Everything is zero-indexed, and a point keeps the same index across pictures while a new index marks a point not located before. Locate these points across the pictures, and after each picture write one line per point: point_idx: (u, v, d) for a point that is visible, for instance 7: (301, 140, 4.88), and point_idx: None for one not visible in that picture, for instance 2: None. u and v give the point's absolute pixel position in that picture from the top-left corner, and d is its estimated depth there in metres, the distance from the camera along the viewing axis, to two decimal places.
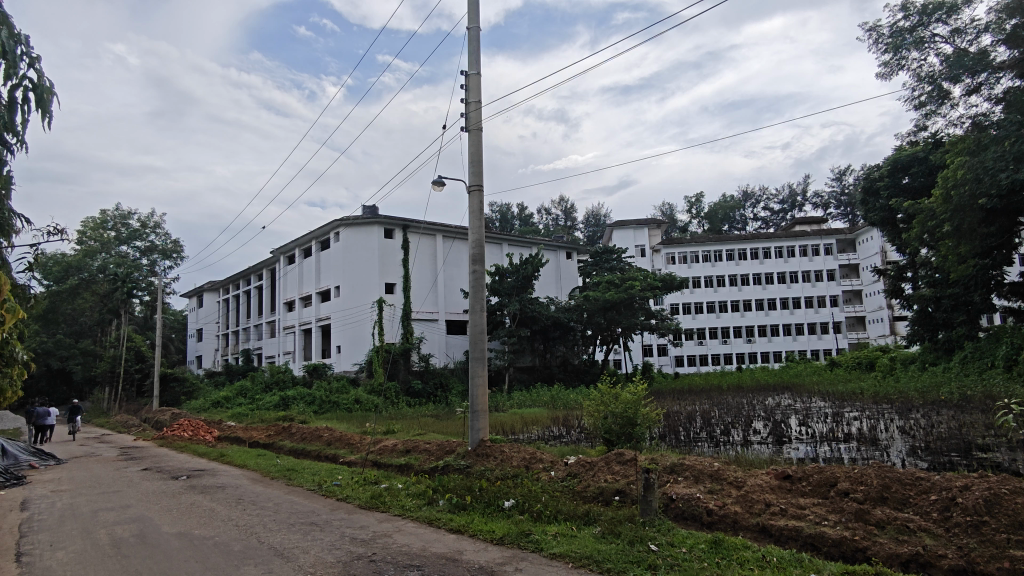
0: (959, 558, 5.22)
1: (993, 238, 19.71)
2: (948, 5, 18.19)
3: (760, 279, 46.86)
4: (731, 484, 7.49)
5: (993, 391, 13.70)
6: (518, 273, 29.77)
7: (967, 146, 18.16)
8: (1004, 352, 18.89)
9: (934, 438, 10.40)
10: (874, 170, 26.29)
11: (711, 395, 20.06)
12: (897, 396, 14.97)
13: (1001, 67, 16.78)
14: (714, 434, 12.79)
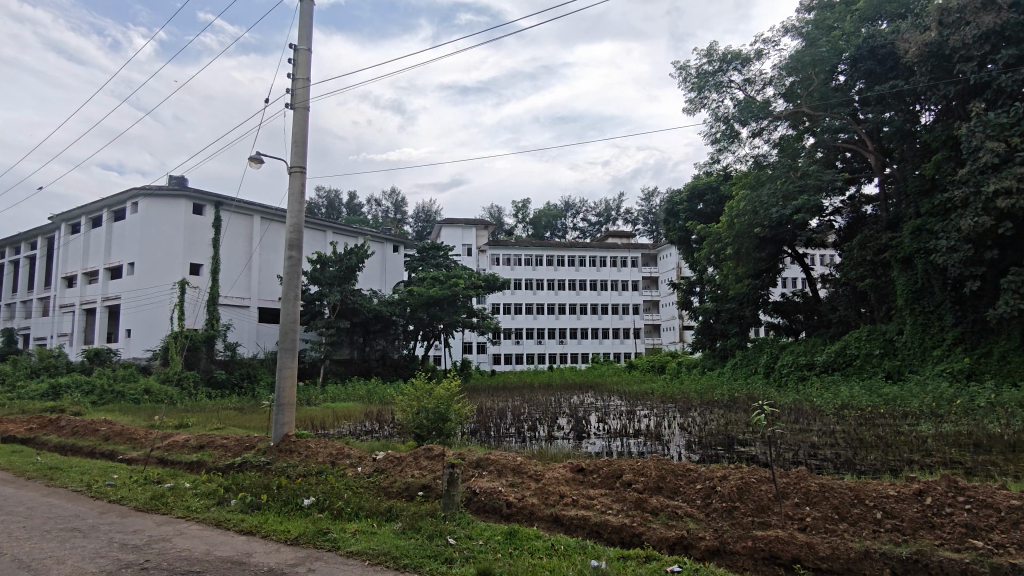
0: (714, 539, 5.93)
1: (763, 262, 22.94)
2: (743, 57, 20.77)
3: (575, 285, 49.90)
4: (530, 477, 7.93)
5: (755, 394, 15.90)
6: (342, 263, 28.94)
7: (749, 181, 20.89)
8: (765, 360, 22.03)
9: (705, 435, 11.83)
10: (676, 194, 29.29)
11: (523, 392, 20.95)
12: (680, 396, 16.77)
13: (779, 117, 19.56)
14: (522, 430, 13.37)
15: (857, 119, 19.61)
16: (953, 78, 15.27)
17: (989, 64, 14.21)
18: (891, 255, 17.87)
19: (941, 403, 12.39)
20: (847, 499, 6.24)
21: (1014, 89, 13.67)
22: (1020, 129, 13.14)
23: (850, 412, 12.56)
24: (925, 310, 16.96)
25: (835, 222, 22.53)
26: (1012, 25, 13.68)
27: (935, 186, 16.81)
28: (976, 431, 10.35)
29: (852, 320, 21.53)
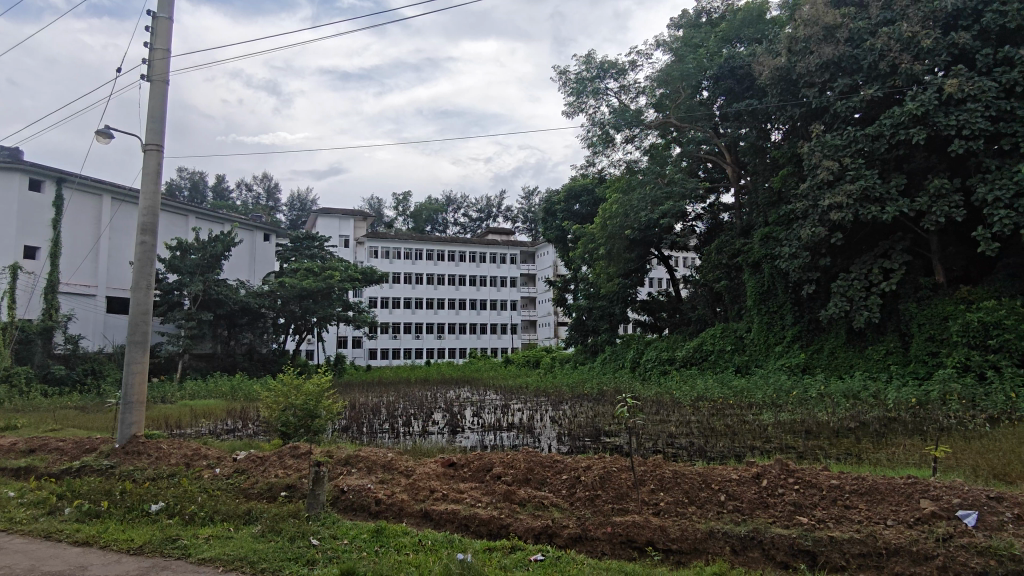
0: (576, 527, 6.20)
1: (632, 263, 24.20)
2: (619, 67, 21.76)
3: (454, 280, 49.90)
4: (401, 473, 7.86)
5: (622, 387, 16.77)
6: (205, 251, 27.06)
7: (621, 185, 21.89)
8: (632, 355, 23.24)
9: (574, 427, 12.29)
10: (553, 194, 30.17)
11: (399, 387, 20.72)
12: (553, 390, 17.31)
13: (649, 126, 20.72)
14: (395, 426, 13.18)
15: (717, 132, 21.17)
16: (798, 100, 16.89)
17: (827, 91, 15.85)
18: (743, 259, 19.51)
19: (780, 394, 13.71)
20: (696, 484, 6.77)
21: (847, 115, 15.34)
22: (851, 152, 14.79)
23: (704, 403, 13.59)
24: (770, 310, 18.65)
25: (697, 227, 24.22)
26: (847, 58, 15.36)
27: (781, 199, 18.54)
28: (807, 419, 11.56)
29: (708, 318, 23.29)
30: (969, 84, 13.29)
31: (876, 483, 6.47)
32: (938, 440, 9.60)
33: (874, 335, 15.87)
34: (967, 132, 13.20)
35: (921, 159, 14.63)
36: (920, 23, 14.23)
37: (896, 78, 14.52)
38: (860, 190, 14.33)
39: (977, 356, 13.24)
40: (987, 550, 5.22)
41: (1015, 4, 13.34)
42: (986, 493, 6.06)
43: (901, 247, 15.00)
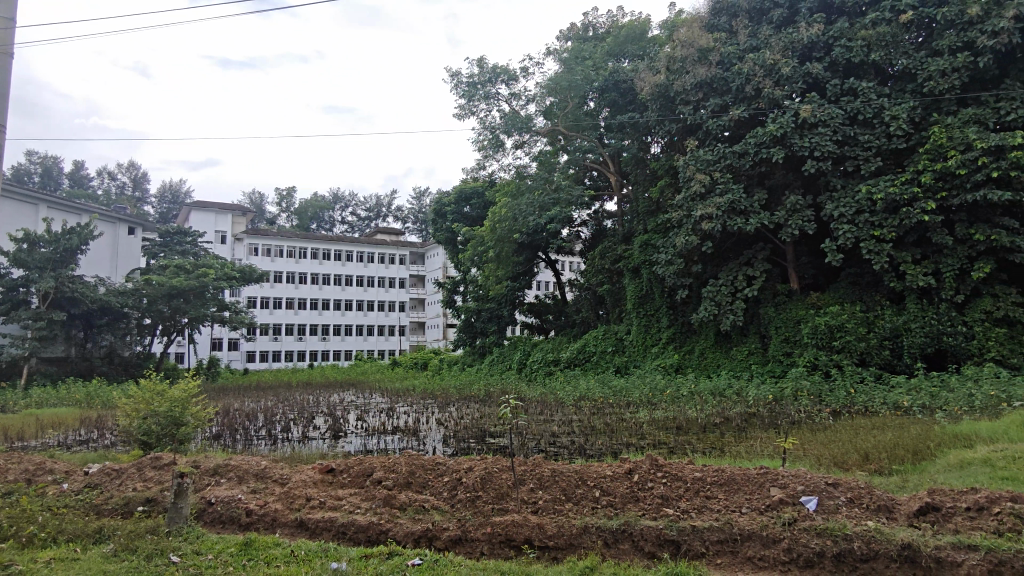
0: (457, 529, 6.24)
1: (520, 266, 24.62)
2: (510, 73, 22.11)
3: (340, 280, 48.45)
4: (276, 481, 7.54)
5: (508, 388, 17.04)
6: (57, 245, 24.49)
7: (511, 189, 22.26)
8: (518, 356, 23.61)
9: (459, 429, 12.31)
10: (444, 195, 30.09)
11: (278, 392, 19.81)
12: (439, 392, 17.24)
13: (538, 132, 21.23)
14: (272, 432, 12.59)
15: (602, 142, 22.05)
16: (675, 116, 17.95)
17: (701, 109, 16.98)
18: (625, 265, 20.44)
19: (655, 393, 14.49)
20: (573, 481, 7.02)
21: (718, 133, 16.51)
22: (720, 167, 15.93)
23: (585, 403, 14.10)
24: (647, 313, 19.66)
25: (582, 233, 25.08)
26: (718, 79, 16.56)
27: (659, 208, 19.61)
28: (678, 416, 12.30)
29: (592, 321, 24.18)
30: (820, 111, 14.75)
31: (733, 474, 7.01)
32: (789, 433, 10.55)
33: (738, 336, 17.16)
34: (818, 154, 14.65)
35: (780, 177, 16.03)
36: (780, 52, 15.62)
37: (759, 100, 15.83)
38: (728, 203, 15.46)
39: (824, 357, 14.68)
40: (824, 531, 5.78)
41: (858, 41, 14.98)
42: (824, 479, 6.73)
43: (762, 256, 16.35)
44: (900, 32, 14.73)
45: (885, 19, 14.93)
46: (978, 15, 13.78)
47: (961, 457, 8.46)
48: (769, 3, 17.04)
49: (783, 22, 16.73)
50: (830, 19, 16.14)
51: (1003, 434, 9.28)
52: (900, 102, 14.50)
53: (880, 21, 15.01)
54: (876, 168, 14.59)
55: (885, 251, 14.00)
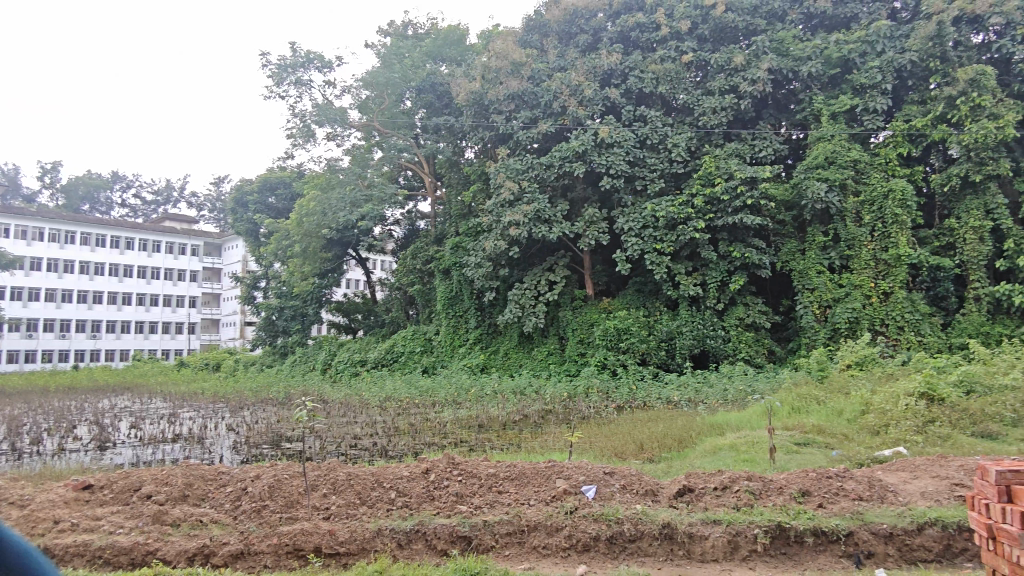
0: (238, 543, 5.82)
1: (329, 263, 23.66)
2: (325, 60, 21.22)
3: (118, 271, 42.75)
4: (14, 504, 6.43)
5: (309, 389, 16.27)
6: None
7: (320, 183, 21.41)
8: (323, 357, 22.60)
9: (252, 435, 11.47)
10: (245, 183, 27.93)
11: (28, 399, 16.86)
12: (232, 396, 15.91)
13: (352, 126, 20.65)
14: (15, 445, 10.69)
15: (417, 143, 22.09)
16: (488, 124, 18.52)
17: (512, 120, 17.73)
18: (436, 266, 20.66)
19: (460, 392, 14.79)
20: (369, 483, 6.91)
21: (527, 144, 17.35)
22: (528, 176, 16.75)
23: (391, 403, 13.96)
24: (456, 314, 20.00)
25: (394, 232, 24.87)
26: (528, 93, 17.45)
27: (471, 212, 20.13)
28: (481, 414, 12.61)
29: (402, 321, 24.08)
30: (616, 133, 16.21)
31: (523, 468, 7.40)
32: (578, 428, 11.45)
33: (539, 337, 18.17)
34: (613, 171, 16.05)
35: (580, 190, 17.27)
36: (584, 74, 16.89)
37: (565, 117, 16.94)
38: (534, 211, 16.31)
39: (612, 357, 16.08)
40: (600, 516, 6.32)
41: (649, 74, 16.74)
42: (602, 469, 7.38)
43: (563, 263, 17.53)
44: (682, 70, 16.74)
45: (671, 57, 16.84)
46: (741, 64, 16.28)
47: (714, 444, 9.79)
48: (576, 28, 18.35)
49: (588, 47, 18.11)
50: (627, 50, 17.80)
51: (746, 422, 10.96)
52: (680, 132, 16.48)
53: (667, 59, 16.91)
54: (660, 189, 16.36)
55: (665, 263, 15.73)
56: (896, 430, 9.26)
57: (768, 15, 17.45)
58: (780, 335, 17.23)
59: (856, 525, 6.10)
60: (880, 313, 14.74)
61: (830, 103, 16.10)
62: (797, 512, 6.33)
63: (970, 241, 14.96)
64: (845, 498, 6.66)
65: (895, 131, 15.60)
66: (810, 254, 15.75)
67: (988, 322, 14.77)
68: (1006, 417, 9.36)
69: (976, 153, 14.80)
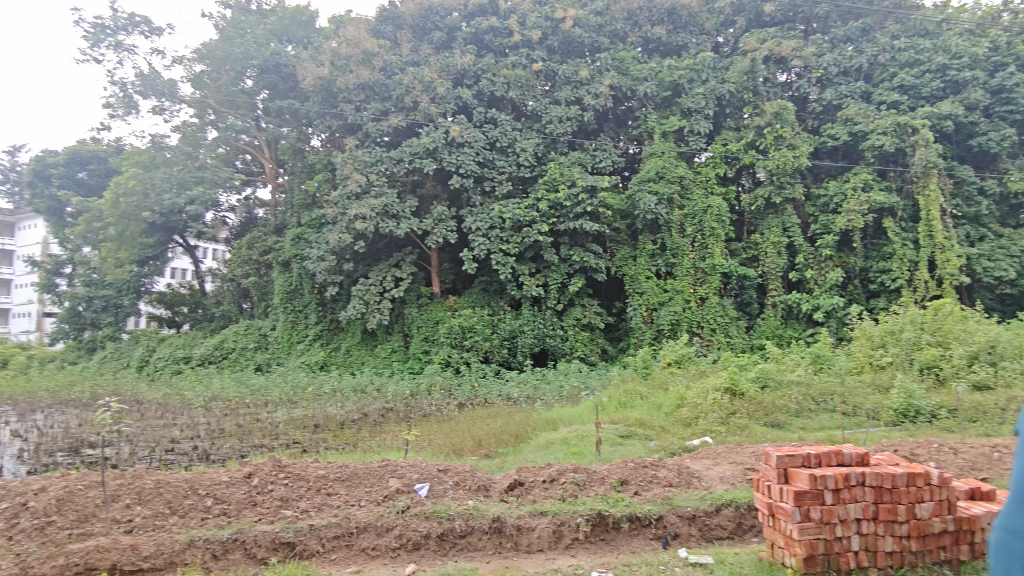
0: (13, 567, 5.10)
1: (150, 249, 21.47)
2: (152, 25, 19.22)
3: None
4: None
5: (121, 389, 14.64)
6: None
7: (141, 160, 19.37)
8: (139, 353, 20.41)
9: (44, 440, 10.09)
10: (49, 153, 24.51)
11: None
12: (21, 398, 13.87)
13: (183, 101, 18.90)
14: None
15: (257, 125, 20.76)
16: (336, 112, 17.82)
17: (362, 110, 17.22)
18: (274, 257, 19.55)
19: (296, 391, 14.11)
20: (181, 491, 6.35)
21: (377, 137, 16.93)
22: (377, 170, 16.30)
23: (217, 403, 12.96)
24: (295, 309, 19.03)
25: (229, 219, 23.18)
26: (379, 85, 17.03)
27: (315, 202, 19.30)
28: (318, 413, 12.07)
29: (234, 315, 22.53)
30: (466, 133, 16.38)
31: (355, 468, 7.21)
32: (417, 426, 11.44)
33: (383, 334, 17.86)
34: (462, 170, 16.19)
35: (429, 187, 17.22)
36: (437, 72, 16.87)
37: (416, 113, 16.77)
38: (381, 205, 15.99)
39: (456, 354, 16.21)
40: (432, 514, 6.33)
41: (500, 78, 17.12)
42: (436, 466, 7.39)
43: (410, 260, 17.40)
44: (532, 78, 17.36)
45: (522, 64, 17.38)
46: (585, 78, 17.23)
47: (547, 438, 10.24)
48: (430, 24, 18.26)
49: (442, 45, 18.11)
50: (480, 52, 18.07)
51: (577, 417, 11.61)
52: (528, 138, 17.04)
53: (518, 65, 17.44)
54: (507, 192, 16.77)
55: (510, 264, 16.13)
56: (704, 421, 10.29)
57: (611, 34, 18.68)
58: (613, 334, 18.45)
59: (665, 509, 6.67)
60: (697, 317, 16.36)
61: (662, 122, 17.49)
62: (615, 499, 6.78)
63: (770, 254, 17.05)
64: (657, 485, 7.26)
65: (714, 153, 17.30)
66: (640, 260, 16.99)
67: (781, 326, 16.99)
68: (790, 408, 10.80)
69: (777, 177, 16.95)
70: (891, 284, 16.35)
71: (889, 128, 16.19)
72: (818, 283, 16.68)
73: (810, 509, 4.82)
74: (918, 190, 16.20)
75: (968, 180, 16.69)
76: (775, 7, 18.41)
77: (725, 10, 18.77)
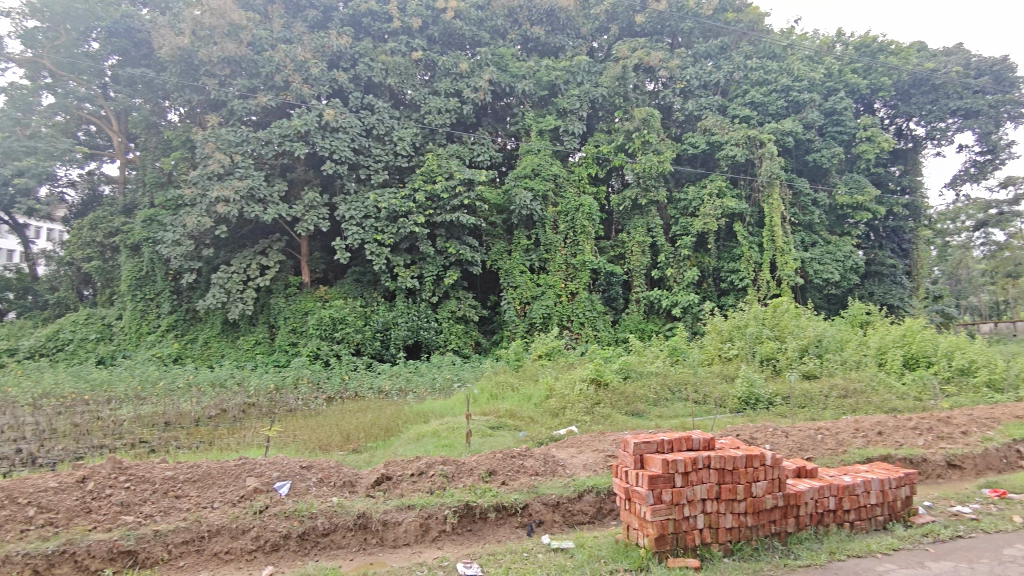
0: None
1: None
2: None
3: None
4: None
5: None
6: None
7: None
8: None
9: None
10: None
11: None
12: None
13: (12, 59, 16.66)
14: None
15: (104, 94, 18.76)
16: (197, 86, 16.46)
17: (226, 86, 16.06)
18: (121, 240, 17.80)
19: (145, 386, 12.94)
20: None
21: (243, 115, 15.87)
22: (243, 150, 15.29)
23: (48, 401, 11.59)
24: (145, 297, 17.48)
25: (66, 196, 20.78)
26: (247, 60, 15.91)
27: (170, 182, 17.80)
28: (169, 409, 11.14)
29: (72, 302, 20.29)
30: (341, 118, 15.80)
31: (208, 468, 6.74)
32: (280, 421, 10.93)
33: (247, 325, 16.85)
34: (336, 156, 15.62)
35: (300, 172, 16.44)
36: (311, 51, 16.13)
37: (287, 93, 15.91)
38: (247, 188, 15.02)
39: (326, 347, 15.62)
40: (292, 513, 6.08)
41: (378, 64, 16.68)
42: (299, 463, 7.09)
43: (277, 247, 16.56)
44: (411, 66, 17.06)
45: (401, 51, 17.07)
46: (465, 71, 17.27)
47: (417, 431, 10.18)
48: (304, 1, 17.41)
49: (316, 24, 17.33)
50: (357, 35, 17.48)
51: (448, 409, 11.64)
52: (406, 127, 16.77)
53: (397, 52, 17.09)
54: (383, 181, 16.40)
55: (384, 254, 15.77)
56: (570, 411, 10.70)
57: (491, 30, 18.76)
58: (487, 327, 18.68)
59: (530, 498, 6.85)
60: (567, 311, 16.98)
61: (539, 121, 17.90)
62: (482, 490, 6.87)
63: (636, 252, 18.03)
64: (524, 474, 7.45)
65: (587, 153, 18.09)
66: (515, 254, 17.30)
67: (644, 320, 18.04)
68: (649, 397, 11.50)
69: (643, 180, 17.95)
70: (739, 283, 17.82)
71: (741, 140, 17.64)
72: (676, 281, 17.88)
73: (662, 492, 5.15)
74: (763, 198, 17.83)
75: (804, 191, 18.61)
76: (645, 18, 19.48)
77: (600, 17, 19.77)
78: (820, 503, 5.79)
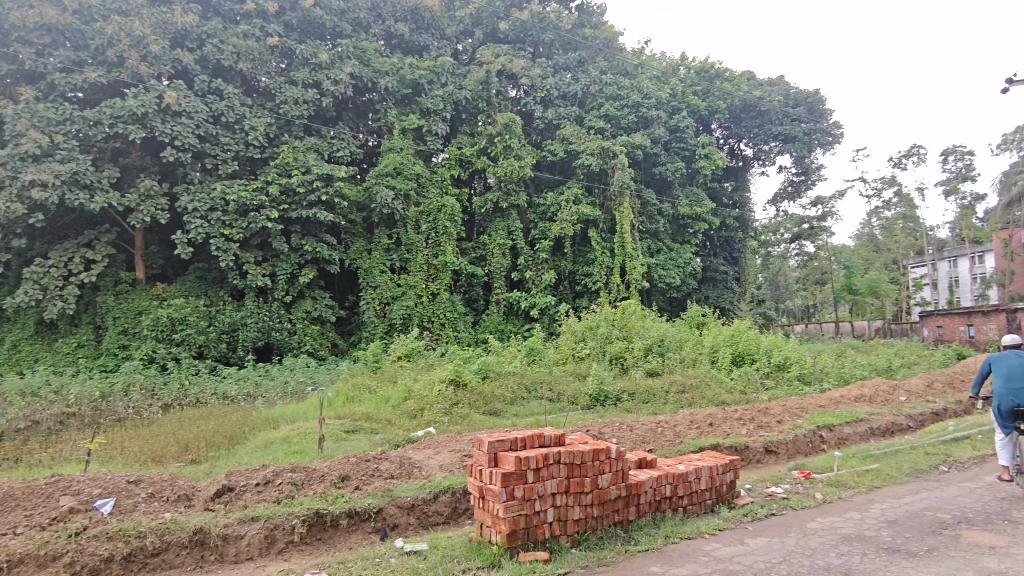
0: None
1: None
2: None
3: None
4: None
5: None
6: None
7: None
8: None
9: None
10: None
11: None
12: None
13: None
14: None
15: None
16: None
17: (44, 56, 14.14)
18: None
19: None
20: None
21: (66, 91, 14.09)
22: (65, 130, 13.57)
23: None
24: None
25: None
26: (71, 30, 14.15)
27: None
28: None
29: None
30: (185, 101, 14.57)
31: (11, 490, 5.92)
32: (106, 433, 9.85)
33: (67, 326, 15.02)
34: (178, 143, 14.39)
35: (135, 157, 14.92)
36: (150, 27, 14.71)
37: (121, 70, 14.37)
38: (69, 172, 13.36)
39: (163, 349, 14.29)
40: (115, 534, 5.50)
41: (228, 47, 15.58)
42: (124, 479, 6.43)
43: (105, 240, 15.04)
44: (265, 52, 16.14)
45: (254, 36, 16.12)
46: (325, 62, 16.65)
47: (265, 438, 9.62)
48: None
49: None
50: (204, 14, 16.22)
51: (301, 414, 11.14)
52: (258, 116, 15.83)
53: (250, 36, 16.11)
54: (232, 172, 15.35)
55: (232, 250, 14.74)
56: (428, 412, 10.67)
57: (353, 23, 18.24)
58: (344, 327, 18.12)
59: (385, 502, 6.74)
60: (428, 311, 16.98)
61: (401, 119, 17.66)
62: (334, 497, 6.65)
63: (496, 254, 18.39)
64: (379, 478, 7.31)
65: (450, 155, 18.21)
66: (375, 253, 16.90)
67: (503, 321, 18.42)
68: (505, 396, 11.75)
69: (504, 184, 18.34)
70: (593, 285, 18.74)
71: (596, 151, 18.62)
72: (535, 283, 18.41)
73: (514, 489, 5.28)
74: (615, 207, 18.92)
75: (651, 201, 19.97)
76: (508, 25, 20.01)
77: (464, 20, 20.08)
78: (658, 491, 6.24)
